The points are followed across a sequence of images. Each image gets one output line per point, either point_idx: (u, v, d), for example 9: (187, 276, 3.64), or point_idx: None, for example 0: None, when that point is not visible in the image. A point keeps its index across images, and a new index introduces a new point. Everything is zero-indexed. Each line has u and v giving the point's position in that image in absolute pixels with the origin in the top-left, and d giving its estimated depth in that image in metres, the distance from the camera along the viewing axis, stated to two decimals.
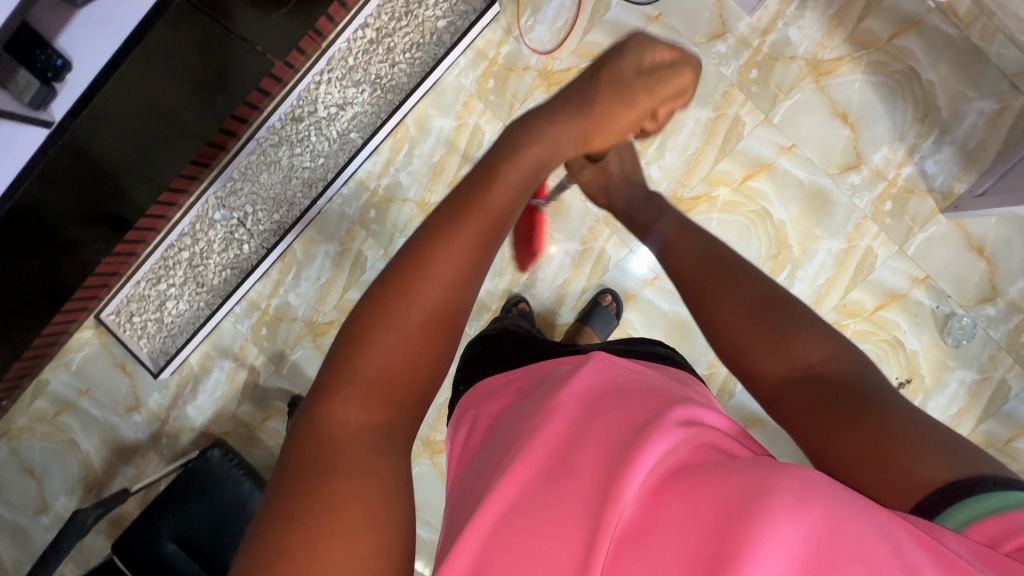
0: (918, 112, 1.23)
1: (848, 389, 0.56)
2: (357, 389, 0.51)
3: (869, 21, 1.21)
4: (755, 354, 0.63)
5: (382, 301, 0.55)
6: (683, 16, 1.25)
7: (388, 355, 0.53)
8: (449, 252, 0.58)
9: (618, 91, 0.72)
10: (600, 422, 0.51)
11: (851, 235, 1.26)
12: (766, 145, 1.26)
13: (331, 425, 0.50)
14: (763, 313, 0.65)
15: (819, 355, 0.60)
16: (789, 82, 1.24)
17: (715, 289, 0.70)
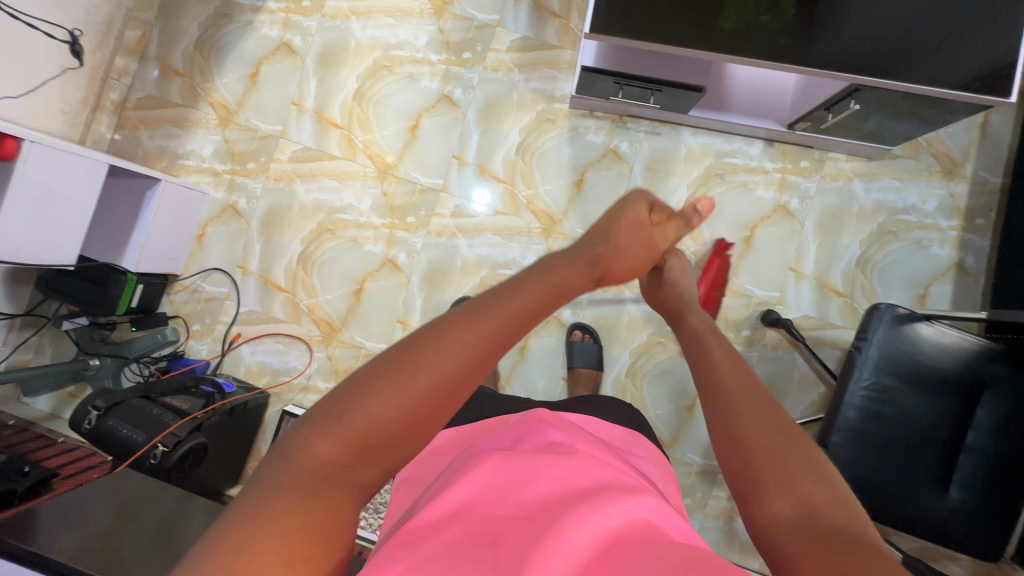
0: (224, 21, 1.38)
1: (850, 540, 0.42)
2: (339, 435, 0.46)
3: (175, 98, 1.38)
4: (772, 482, 0.49)
5: (411, 363, 0.50)
6: (234, 247, 1.38)
7: (384, 413, 0.47)
8: (464, 331, 0.52)
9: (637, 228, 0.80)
10: (532, 483, 0.52)
11: (343, 16, 1.36)
12: (303, 124, 1.37)
13: (305, 461, 0.46)
14: (780, 435, 0.53)
15: (823, 497, 0.46)
16: (247, 134, 1.37)
17: (728, 398, 0.58)
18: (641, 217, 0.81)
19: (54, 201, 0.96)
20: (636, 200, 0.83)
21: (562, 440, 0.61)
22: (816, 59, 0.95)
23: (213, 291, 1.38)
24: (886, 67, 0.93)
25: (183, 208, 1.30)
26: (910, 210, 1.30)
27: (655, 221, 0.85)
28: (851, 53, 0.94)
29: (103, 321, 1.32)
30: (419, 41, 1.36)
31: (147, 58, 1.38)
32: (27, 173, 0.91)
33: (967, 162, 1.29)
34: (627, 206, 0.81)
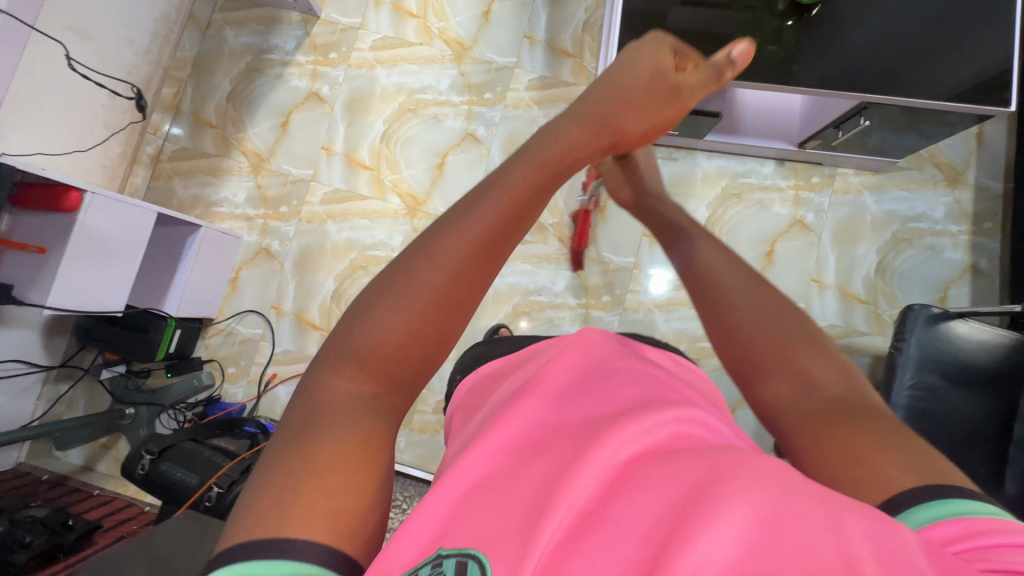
0: (256, 75, 1.45)
1: (846, 404, 0.48)
2: (358, 366, 0.48)
3: (209, 148, 1.43)
4: (774, 363, 0.53)
5: (402, 275, 0.51)
6: (268, 287, 1.40)
7: (387, 325, 0.50)
8: (450, 233, 0.52)
9: (649, 86, 0.59)
10: (568, 404, 0.50)
11: (368, 65, 1.44)
12: (334, 167, 1.42)
13: (329, 399, 0.47)
14: (784, 326, 0.55)
15: (822, 372, 0.51)
16: (279, 178, 1.42)
17: (725, 300, 0.59)
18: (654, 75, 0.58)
19: (105, 249, 0.98)
20: (653, 44, 0.60)
21: (606, 362, 0.58)
22: (822, 83, 1.03)
23: (248, 333, 1.39)
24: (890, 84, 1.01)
25: (220, 253, 1.33)
26: (920, 217, 1.36)
27: (677, 68, 0.60)
28: (855, 74, 1.02)
29: (138, 370, 1.33)
30: (442, 85, 1.43)
31: (181, 113, 1.44)
32: (86, 224, 0.93)
33: (969, 170, 1.36)
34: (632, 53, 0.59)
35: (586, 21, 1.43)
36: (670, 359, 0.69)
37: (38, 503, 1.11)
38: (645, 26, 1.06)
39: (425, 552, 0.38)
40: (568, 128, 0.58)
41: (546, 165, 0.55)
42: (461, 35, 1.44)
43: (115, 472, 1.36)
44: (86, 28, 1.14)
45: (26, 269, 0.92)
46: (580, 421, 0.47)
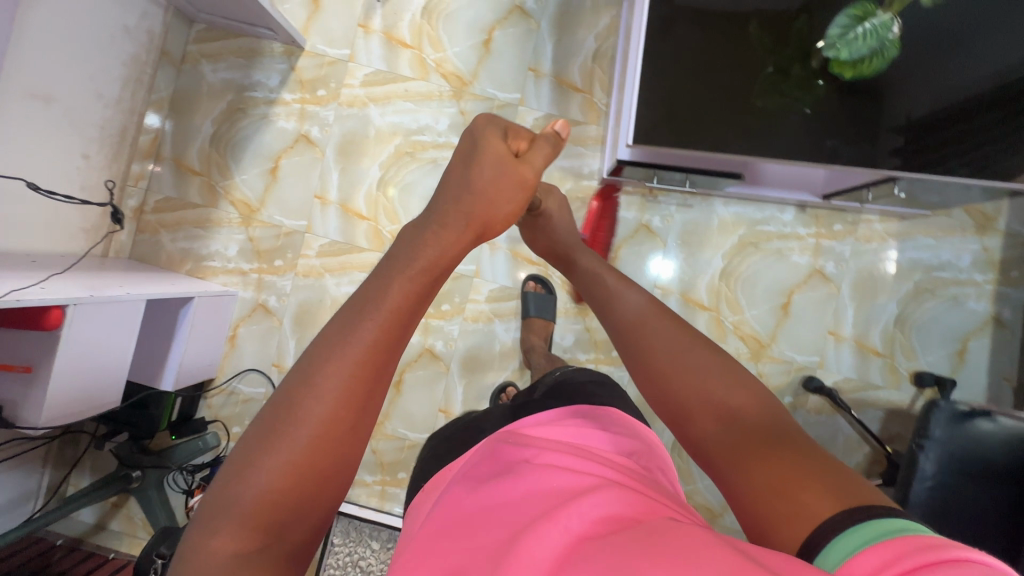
0: (238, 116, 1.34)
1: (765, 435, 0.47)
2: (230, 522, 0.40)
3: (194, 198, 1.35)
4: (695, 405, 0.52)
5: (280, 405, 0.43)
6: (267, 344, 1.36)
7: (266, 476, 0.41)
8: (341, 349, 0.45)
9: (494, 174, 0.58)
10: (486, 493, 0.47)
11: (359, 104, 1.33)
12: (328, 217, 1.34)
13: (209, 560, 0.39)
14: (681, 367, 0.54)
15: (738, 399, 0.50)
16: (271, 230, 1.35)
17: (647, 350, 0.57)
18: (503, 164, 0.59)
19: (94, 353, 0.93)
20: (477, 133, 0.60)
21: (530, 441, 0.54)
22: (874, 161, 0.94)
23: (250, 392, 1.36)
24: (946, 158, 0.93)
25: (218, 314, 1.27)
26: (944, 266, 1.30)
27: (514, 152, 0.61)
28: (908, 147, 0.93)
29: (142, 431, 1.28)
30: (441, 125, 1.32)
31: (162, 159, 1.34)
32: (73, 335, 0.88)
33: (1000, 217, 1.29)
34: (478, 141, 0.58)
35: (596, 51, 1.31)
36: (599, 424, 0.66)
37: None
38: (667, 95, 0.95)
39: None
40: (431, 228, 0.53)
41: (420, 277, 0.49)
42: (460, 68, 1.32)
43: (128, 530, 1.37)
44: (45, 93, 1.03)
45: (14, 387, 0.88)
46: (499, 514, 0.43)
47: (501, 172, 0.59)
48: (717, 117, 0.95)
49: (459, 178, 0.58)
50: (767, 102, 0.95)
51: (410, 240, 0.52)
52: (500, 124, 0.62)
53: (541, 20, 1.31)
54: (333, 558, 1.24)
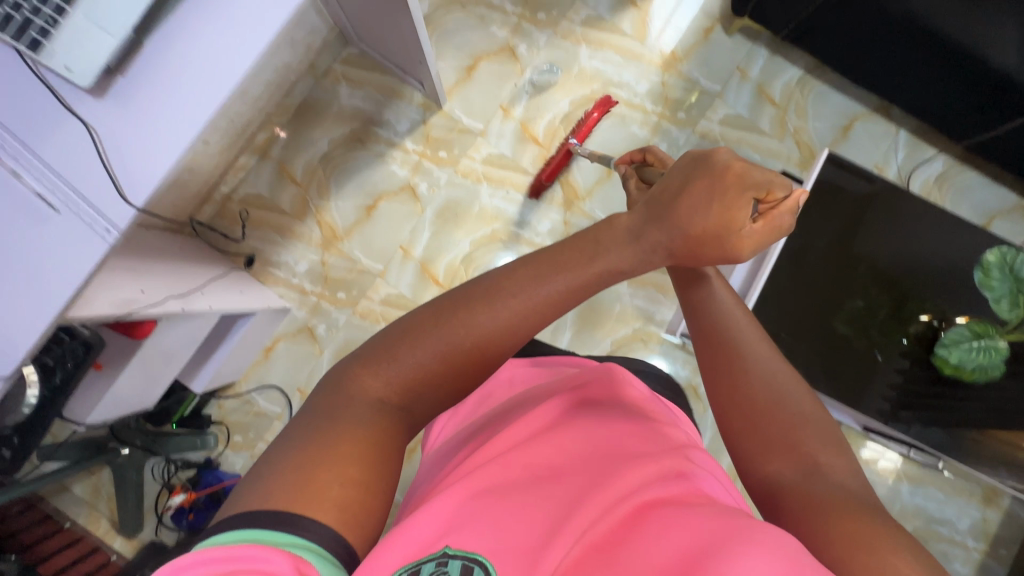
0: (356, 146, 1.35)
1: (839, 494, 0.45)
2: (379, 371, 0.52)
3: (285, 205, 1.34)
4: (778, 443, 0.51)
5: (451, 316, 0.54)
6: (299, 370, 1.34)
7: (425, 357, 0.53)
8: (509, 301, 0.54)
9: (716, 238, 0.50)
10: (573, 438, 0.52)
11: (473, 177, 1.36)
12: (406, 271, 1.34)
13: (358, 394, 0.51)
14: (777, 411, 0.53)
15: (822, 450, 0.49)
16: (346, 261, 1.35)
17: (744, 369, 0.56)
18: (732, 224, 0.49)
19: (157, 361, 0.92)
20: (713, 185, 0.49)
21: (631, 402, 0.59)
22: (884, 412, 1.04)
23: (266, 408, 1.34)
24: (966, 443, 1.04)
25: (267, 327, 1.26)
26: (944, 522, 1.37)
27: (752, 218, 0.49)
28: (921, 410, 1.04)
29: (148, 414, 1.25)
30: (542, 225, 1.36)
31: (269, 157, 1.34)
32: (152, 346, 0.87)
33: (1005, 495, 1.37)
34: (714, 186, 0.49)
35: None
36: (673, 409, 0.67)
37: (5, 550, 1.08)
38: (774, 315, 1.05)
39: (429, 547, 0.43)
40: (617, 251, 0.54)
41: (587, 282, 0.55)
42: (579, 181, 1.36)
43: (89, 500, 1.31)
44: None
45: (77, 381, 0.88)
46: (571, 454, 0.51)
47: (718, 207, 0.49)
48: (788, 329, 1.05)
49: (673, 202, 0.52)
50: (851, 333, 1.05)
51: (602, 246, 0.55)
52: (756, 164, 0.48)
53: None
54: None
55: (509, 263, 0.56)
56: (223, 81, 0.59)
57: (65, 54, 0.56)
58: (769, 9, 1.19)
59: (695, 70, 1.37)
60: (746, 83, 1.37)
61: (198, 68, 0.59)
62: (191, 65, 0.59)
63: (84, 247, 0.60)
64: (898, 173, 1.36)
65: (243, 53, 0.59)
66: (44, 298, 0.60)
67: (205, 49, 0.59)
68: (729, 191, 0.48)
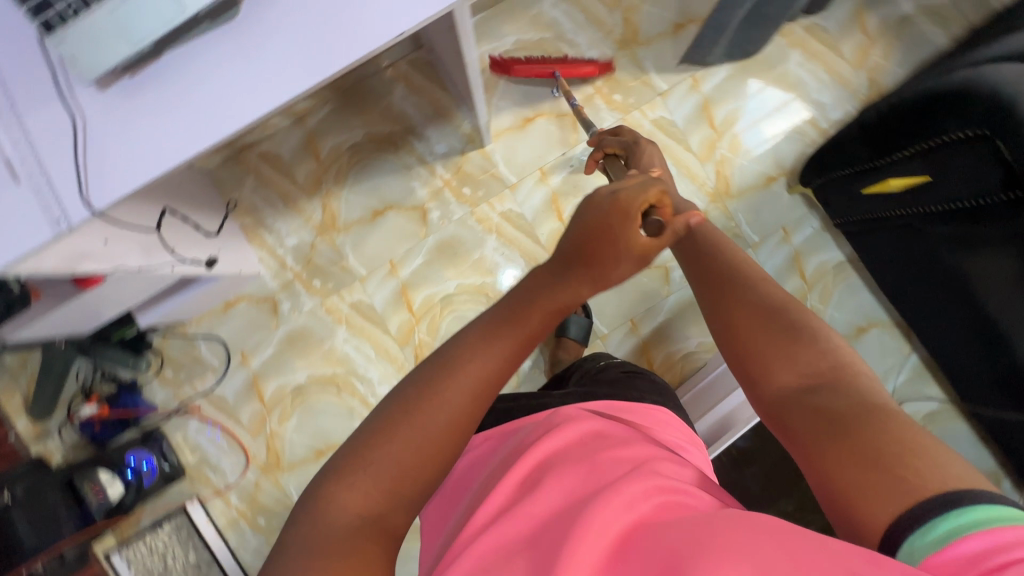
0: (389, 149, 1.32)
1: (860, 407, 0.47)
2: (359, 484, 0.48)
3: (299, 176, 1.33)
4: (779, 360, 0.53)
5: (410, 411, 0.51)
6: (250, 336, 1.34)
7: (400, 454, 0.49)
8: (471, 368, 0.53)
9: (622, 259, 0.55)
10: (543, 480, 0.50)
11: (486, 226, 1.33)
12: (385, 286, 1.34)
13: (338, 518, 0.47)
14: (780, 322, 0.55)
15: (830, 364, 0.51)
16: (335, 253, 1.34)
17: (741, 296, 0.58)
18: (623, 245, 0.54)
19: (98, 302, 0.92)
20: (590, 216, 0.54)
21: (594, 426, 0.57)
22: None
23: (206, 356, 1.35)
24: None
25: (232, 288, 1.26)
26: None
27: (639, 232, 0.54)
28: None
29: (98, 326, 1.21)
30: None
31: (303, 125, 1.32)
32: (93, 293, 0.88)
33: None
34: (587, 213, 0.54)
35: (690, 351, 1.35)
36: (656, 425, 0.67)
37: None
38: None
39: None
40: (551, 291, 0.56)
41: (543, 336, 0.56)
42: None
43: (12, 370, 1.33)
44: None
45: None
46: (546, 500, 0.48)
47: (614, 233, 0.53)
48: None
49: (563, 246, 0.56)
50: None
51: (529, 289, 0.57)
52: (624, 192, 0.54)
53: (674, 292, 1.36)
54: (148, 539, 1.30)
55: (455, 338, 0.56)
56: (230, 121, 0.58)
57: (75, 45, 0.54)
58: (834, 195, 1.16)
59: (742, 213, 1.32)
60: (785, 246, 1.32)
61: (208, 99, 0.58)
62: (205, 91, 0.58)
63: (26, 222, 0.58)
64: (891, 394, 1.31)
65: (258, 101, 0.58)
66: None
67: (227, 82, 0.58)
68: (618, 218, 0.53)
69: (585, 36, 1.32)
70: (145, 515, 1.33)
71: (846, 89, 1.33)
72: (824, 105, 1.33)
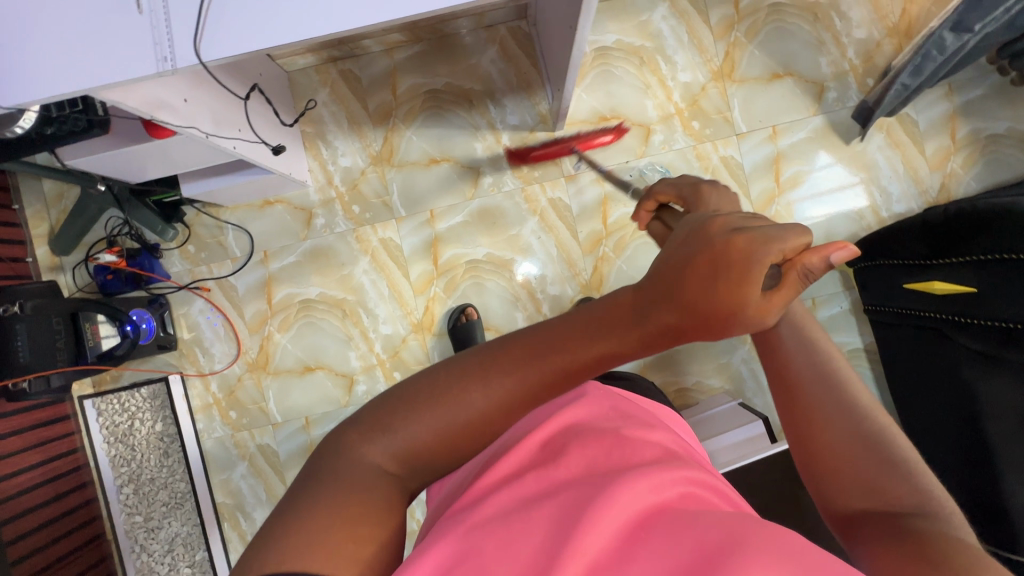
0: (464, 104, 1.34)
1: (927, 525, 0.39)
2: (382, 436, 0.43)
3: (371, 103, 1.34)
4: (845, 459, 0.43)
5: (440, 389, 0.44)
6: (278, 239, 1.37)
7: (423, 428, 0.43)
8: (504, 385, 0.42)
9: (719, 306, 0.37)
10: (567, 452, 0.50)
11: (531, 207, 1.35)
12: (418, 233, 1.35)
13: (355, 466, 0.43)
14: (861, 417, 0.44)
15: (901, 473, 0.42)
16: (381, 186, 1.36)
17: (827, 388, 0.45)
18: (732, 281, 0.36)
19: (159, 156, 0.95)
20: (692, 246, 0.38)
21: (615, 415, 0.57)
22: None
23: (230, 245, 1.37)
24: None
25: (276, 188, 1.29)
26: None
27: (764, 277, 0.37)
28: None
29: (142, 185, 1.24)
30: (552, 288, 1.35)
31: (390, 55, 1.34)
32: (159, 146, 0.90)
33: None
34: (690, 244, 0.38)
35: (685, 387, 1.36)
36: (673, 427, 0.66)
37: None
38: None
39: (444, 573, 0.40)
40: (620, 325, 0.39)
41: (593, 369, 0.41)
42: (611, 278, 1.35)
43: (47, 198, 1.36)
44: None
45: None
46: (564, 468, 0.48)
47: (727, 288, 0.36)
48: None
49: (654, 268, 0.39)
50: None
51: (589, 319, 0.40)
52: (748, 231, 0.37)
53: None
54: (125, 397, 1.35)
55: (497, 342, 0.44)
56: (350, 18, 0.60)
57: None
58: (874, 280, 1.17)
59: None
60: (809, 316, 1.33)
61: None
62: None
63: (132, 49, 0.60)
64: None
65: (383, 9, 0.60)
66: (74, 60, 0.61)
67: None
68: (738, 273, 0.36)
69: (683, 56, 1.33)
70: (127, 374, 1.36)
71: (917, 187, 1.33)
72: (891, 195, 1.33)
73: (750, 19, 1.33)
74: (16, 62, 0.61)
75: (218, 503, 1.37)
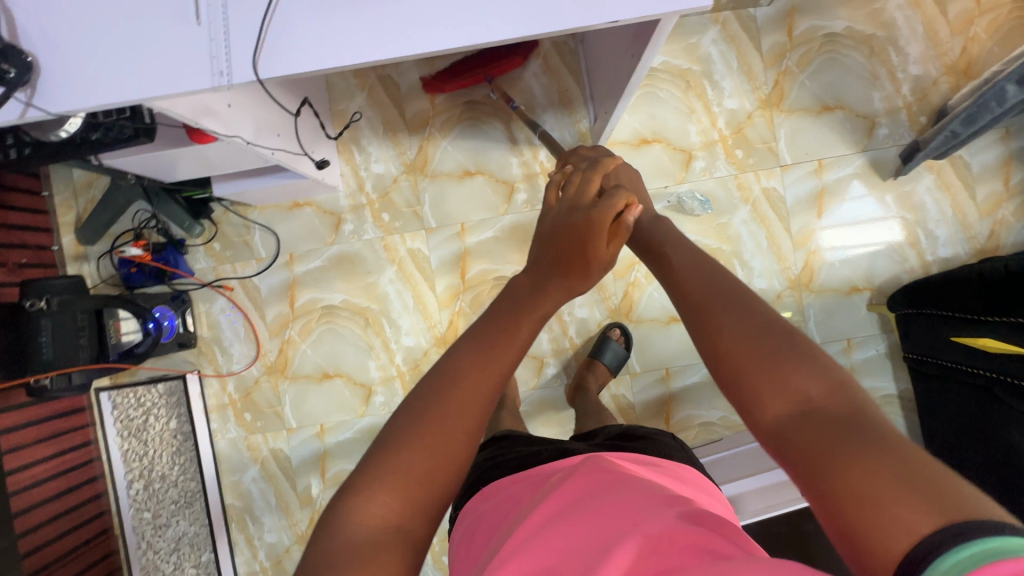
0: (503, 118, 1.31)
1: (853, 427, 0.35)
2: (380, 484, 0.41)
3: (408, 111, 1.32)
4: (762, 374, 0.41)
5: (421, 412, 0.45)
6: (304, 242, 1.35)
7: (415, 461, 0.42)
8: (467, 376, 0.46)
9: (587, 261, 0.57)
10: (566, 523, 0.44)
11: None
12: (447, 245, 1.33)
13: (355, 528, 0.40)
14: (765, 334, 0.42)
15: (822, 385, 0.39)
16: (413, 195, 1.33)
17: (721, 316, 0.44)
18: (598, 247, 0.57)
19: (197, 158, 0.92)
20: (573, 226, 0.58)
21: (616, 473, 0.53)
22: None
23: (257, 245, 1.35)
24: None
25: (308, 192, 1.26)
26: None
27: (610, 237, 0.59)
28: None
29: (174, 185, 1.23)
30: (579, 310, 1.32)
31: (431, 63, 1.31)
32: (199, 149, 0.88)
33: None
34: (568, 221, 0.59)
35: (709, 421, 1.33)
36: (693, 488, 0.59)
37: None
38: None
39: None
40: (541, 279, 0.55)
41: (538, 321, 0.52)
42: (640, 303, 1.32)
43: (76, 186, 1.35)
44: None
45: None
46: (563, 543, 0.42)
47: (591, 246, 0.57)
48: None
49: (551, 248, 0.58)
50: None
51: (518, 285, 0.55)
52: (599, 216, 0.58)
53: None
54: (142, 393, 1.33)
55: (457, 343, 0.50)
56: (417, 46, 0.58)
57: None
58: (916, 328, 1.13)
59: (813, 309, 1.29)
60: (843, 357, 1.29)
61: (404, 17, 0.58)
62: (405, 8, 0.58)
63: (191, 61, 0.58)
64: None
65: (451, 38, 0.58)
66: (132, 70, 0.59)
67: (428, 10, 0.58)
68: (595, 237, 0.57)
69: (731, 82, 1.29)
70: (143, 369, 1.34)
71: (964, 232, 1.28)
72: (937, 238, 1.29)
73: (802, 48, 1.29)
74: (73, 70, 0.59)
75: (227, 504, 1.35)
